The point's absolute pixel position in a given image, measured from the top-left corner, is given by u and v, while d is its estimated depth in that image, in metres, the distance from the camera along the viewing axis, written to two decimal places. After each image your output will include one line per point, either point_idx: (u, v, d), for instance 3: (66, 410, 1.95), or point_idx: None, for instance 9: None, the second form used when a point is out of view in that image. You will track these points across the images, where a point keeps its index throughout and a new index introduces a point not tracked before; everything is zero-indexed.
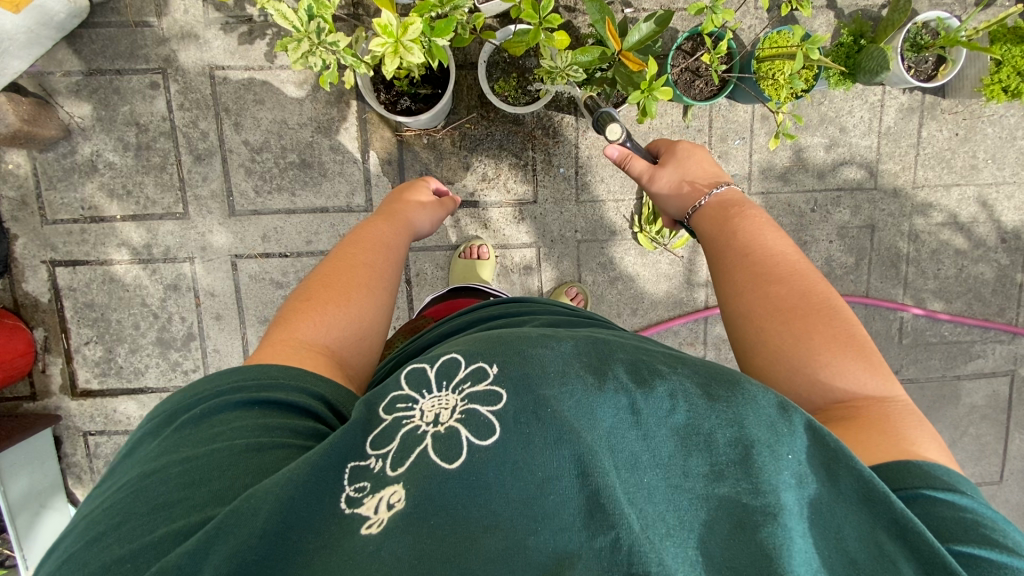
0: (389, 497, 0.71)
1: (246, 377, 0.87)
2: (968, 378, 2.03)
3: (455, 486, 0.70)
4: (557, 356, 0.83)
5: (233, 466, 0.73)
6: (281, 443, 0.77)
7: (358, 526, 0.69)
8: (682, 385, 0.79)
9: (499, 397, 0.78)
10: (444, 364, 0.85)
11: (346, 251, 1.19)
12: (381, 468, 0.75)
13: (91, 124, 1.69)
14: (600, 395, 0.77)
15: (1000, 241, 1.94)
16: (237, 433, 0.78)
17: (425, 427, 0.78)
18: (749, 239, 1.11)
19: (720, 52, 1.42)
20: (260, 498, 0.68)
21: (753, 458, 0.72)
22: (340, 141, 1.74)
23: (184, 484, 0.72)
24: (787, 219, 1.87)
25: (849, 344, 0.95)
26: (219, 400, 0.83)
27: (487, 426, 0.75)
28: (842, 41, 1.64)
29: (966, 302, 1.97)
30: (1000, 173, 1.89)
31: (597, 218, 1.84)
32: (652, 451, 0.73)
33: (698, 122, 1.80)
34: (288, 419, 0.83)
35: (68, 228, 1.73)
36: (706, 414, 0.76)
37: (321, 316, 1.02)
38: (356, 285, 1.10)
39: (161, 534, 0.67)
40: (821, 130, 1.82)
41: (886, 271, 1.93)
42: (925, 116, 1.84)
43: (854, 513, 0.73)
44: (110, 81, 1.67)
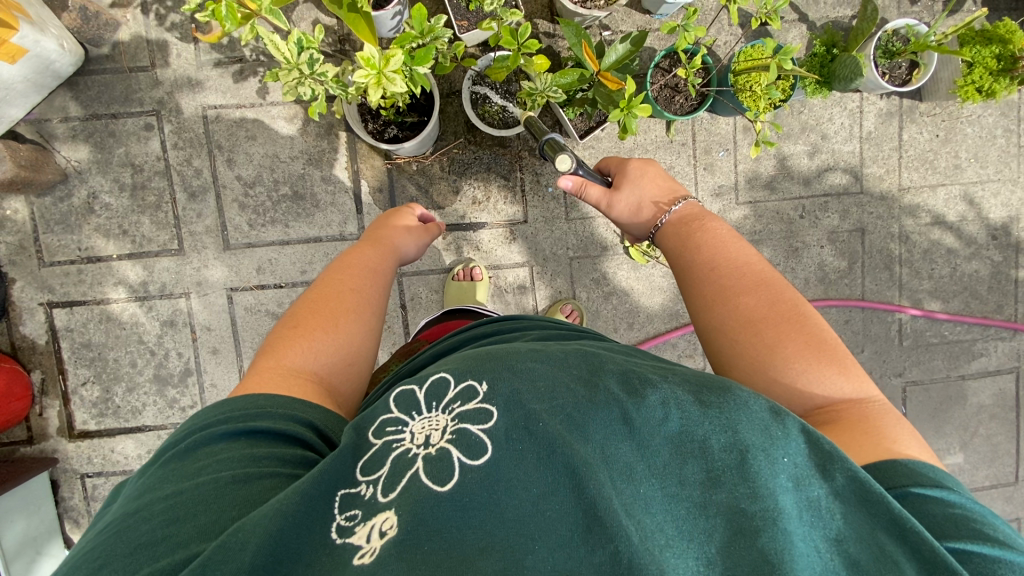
0: (381, 524, 0.69)
1: (233, 409, 0.86)
2: (973, 377, 2.00)
3: (448, 510, 0.68)
4: (546, 370, 0.83)
5: (219, 500, 0.72)
6: (268, 472, 0.76)
7: (349, 557, 0.67)
8: (673, 393, 0.78)
9: (489, 414, 0.77)
10: (433, 383, 0.84)
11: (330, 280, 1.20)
12: (371, 494, 0.73)
13: (88, 167, 1.72)
14: (592, 407, 0.76)
15: (990, 237, 1.95)
16: (222, 465, 0.77)
17: (415, 450, 0.76)
18: (714, 253, 1.12)
19: (695, 66, 1.44)
20: (249, 531, 0.66)
21: (748, 463, 0.71)
22: (331, 172, 1.77)
23: (168, 521, 0.70)
24: (776, 227, 1.88)
25: (820, 348, 0.94)
26: (204, 433, 0.82)
27: (476, 445, 0.74)
28: (815, 51, 1.67)
29: (963, 300, 1.97)
30: (983, 171, 1.92)
31: (587, 235, 1.86)
32: (647, 461, 0.72)
33: (681, 137, 1.83)
34: (274, 447, 0.82)
35: (65, 270, 1.76)
36: (698, 420, 0.75)
37: (309, 344, 1.02)
38: (341, 312, 1.11)
39: (147, 573, 0.65)
40: (803, 138, 1.86)
41: (880, 273, 1.93)
42: (904, 120, 1.87)
43: (852, 514, 0.72)
44: (106, 125, 1.71)
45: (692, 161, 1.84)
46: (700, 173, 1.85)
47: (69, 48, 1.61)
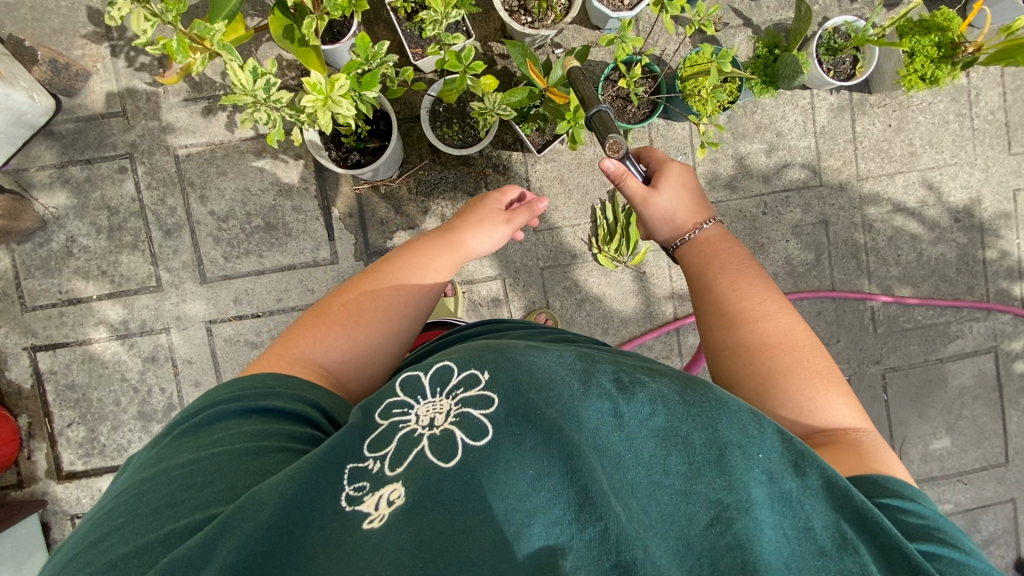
0: (389, 494, 0.73)
1: (245, 386, 0.89)
2: (951, 359, 2.01)
3: (451, 486, 0.71)
4: (541, 361, 0.84)
5: (233, 469, 0.75)
6: (280, 447, 0.79)
7: (359, 522, 0.70)
8: (662, 389, 0.79)
9: (490, 400, 0.80)
10: (439, 369, 0.88)
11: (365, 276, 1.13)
12: (380, 468, 0.76)
13: (66, 212, 1.78)
14: (584, 399, 0.77)
15: (953, 220, 1.98)
16: (236, 437, 0.80)
17: (420, 430, 0.79)
18: (732, 276, 1.12)
19: (636, 75, 1.49)
20: (264, 495, 0.69)
21: (728, 459, 0.72)
22: (301, 201, 1.82)
23: (187, 486, 0.73)
24: (740, 224, 1.92)
25: (829, 377, 0.96)
26: (217, 407, 0.85)
27: (477, 427, 0.77)
28: (758, 53, 1.73)
29: (933, 284, 1.99)
30: (939, 156, 1.96)
31: (556, 245, 1.89)
32: (634, 450, 0.73)
33: (640, 144, 1.88)
34: (285, 424, 0.84)
35: (47, 313, 1.80)
36: (682, 414, 0.76)
37: (325, 338, 1.01)
38: (374, 311, 1.07)
39: (167, 530, 0.68)
40: (759, 137, 1.90)
41: (847, 263, 1.96)
42: (856, 112, 1.92)
43: (824, 509, 0.72)
44: (82, 171, 1.77)
45: None
46: None
47: (40, 99, 1.67)
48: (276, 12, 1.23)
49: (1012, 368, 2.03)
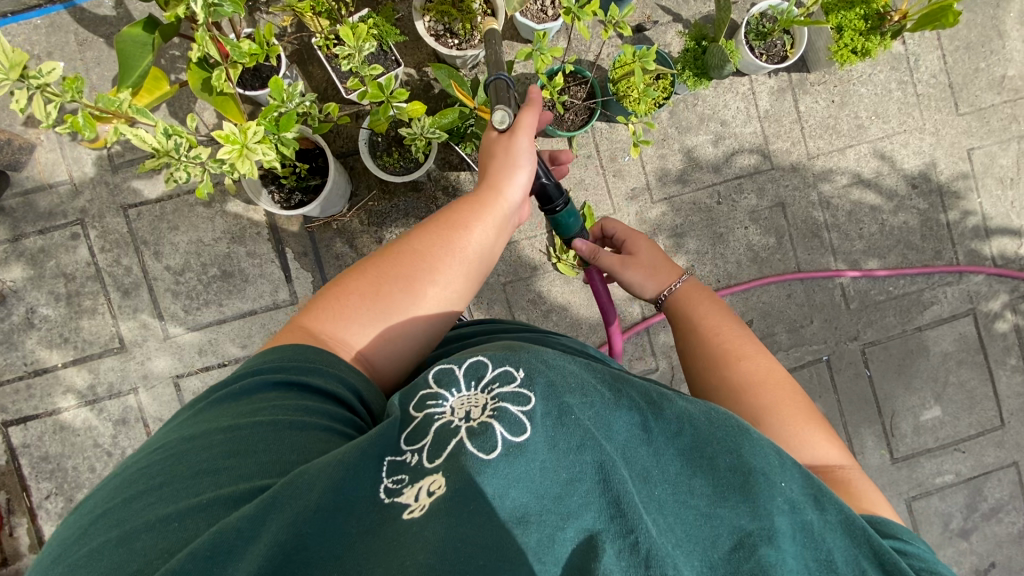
0: (429, 486, 0.68)
1: (281, 359, 0.87)
2: (930, 327, 1.98)
3: (495, 480, 0.66)
4: (575, 367, 0.82)
5: (275, 442, 0.73)
6: (319, 426, 0.78)
7: (398, 513, 0.66)
8: (689, 410, 0.79)
9: (528, 398, 0.73)
10: (471, 363, 0.82)
11: (473, 221, 1.08)
12: (418, 460, 0.72)
13: (23, 284, 1.79)
14: (617, 411, 0.76)
15: (911, 187, 1.96)
16: (276, 411, 0.78)
17: (457, 421, 0.74)
18: (719, 323, 1.12)
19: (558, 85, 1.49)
20: (315, 473, 0.67)
21: (752, 484, 0.71)
22: (256, 246, 1.82)
23: (228, 454, 0.71)
24: (696, 217, 1.91)
25: (816, 421, 0.96)
26: (255, 379, 0.84)
27: (516, 422, 0.70)
28: (686, 47, 1.72)
29: (899, 253, 1.97)
30: (887, 126, 1.95)
31: (515, 259, 1.89)
32: (662, 467, 0.72)
33: (586, 150, 1.88)
34: (322, 404, 0.83)
35: (15, 387, 1.80)
36: (708, 437, 0.75)
37: (350, 316, 0.97)
38: (399, 283, 1.00)
39: (209, 497, 0.65)
40: (703, 128, 1.90)
41: (810, 243, 1.94)
42: (797, 92, 1.92)
43: (833, 538, 0.72)
44: (35, 241, 1.78)
45: (601, 170, 1.89)
46: (611, 181, 1.89)
47: None
48: (193, 69, 1.24)
49: (993, 328, 1.99)
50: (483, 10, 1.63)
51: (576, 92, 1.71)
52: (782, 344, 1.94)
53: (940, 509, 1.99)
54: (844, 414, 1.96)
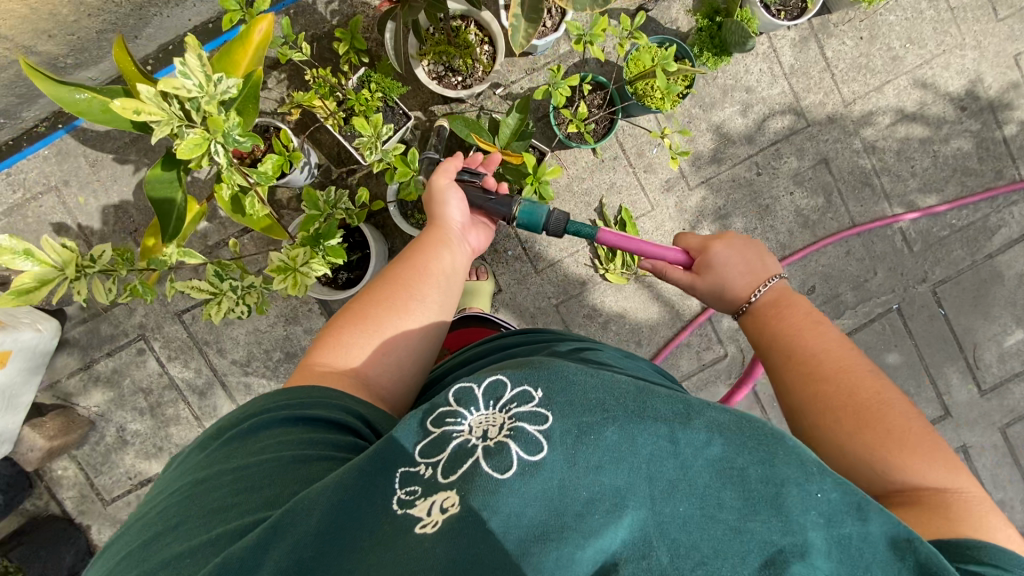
0: (442, 501, 0.67)
1: (289, 397, 0.89)
2: (1002, 251, 1.89)
3: (509, 501, 0.64)
4: (596, 380, 0.74)
5: (281, 475, 0.75)
6: (325, 456, 0.78)
7: (410, 526, 0.66)
8: (721, 416, 0.71)
9: (545, 417, 0.70)
10: (491, 382, 0.77)
11: (435, 247, 1.15)
12: (432, 474, 0.70)
13: (107, 406, 1.86)
14: (641, 421, 0.69)
15: (960, 110, 1.84)
16: (283, 446, 0.80)
17: (475, 440, 0.71)
18: (785, 333, 0.98)
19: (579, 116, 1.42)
20: (313, 498, 0.68)
21: (783, 497, 0.65)
22: (310, 322, 1.84)
23: (238, 490, 0.74)
24: (738, 194, 1.84)
25: (912, 440, 0.82)
26: (266, 417, 0.85)
27: (532, 440, 0.68)
28: (699, 26, 1.65)
29: (958, 182, 1.86)
30: (924, 50, 1.81)
31: (562, 278, 1.86)
32: (688, 479, 0.66)
33: (611, 152, 1.81)
34: (331, 435, 0.83)
35: (126, 500, 1.89)
36: (739, 446, 0.68)
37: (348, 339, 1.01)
38: (382, 304, 1.05)
39: (218, 532, 0.69)
40: (729, 100, 1.80)
41: (860, 193, 1.86)
42: (821, 38, 1.79)
43: (874, 551, 0.66)
44: (106, 364, 1.84)
45: (631, 170, 1.81)
46: (643, 178, 1.82)
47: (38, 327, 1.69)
48: (223, 195, 1.20)
49: None
50: (480, 39, 1.57)
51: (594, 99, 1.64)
52: (849, 303, 1.89)
53: None
54: (924, 359, 1.92)
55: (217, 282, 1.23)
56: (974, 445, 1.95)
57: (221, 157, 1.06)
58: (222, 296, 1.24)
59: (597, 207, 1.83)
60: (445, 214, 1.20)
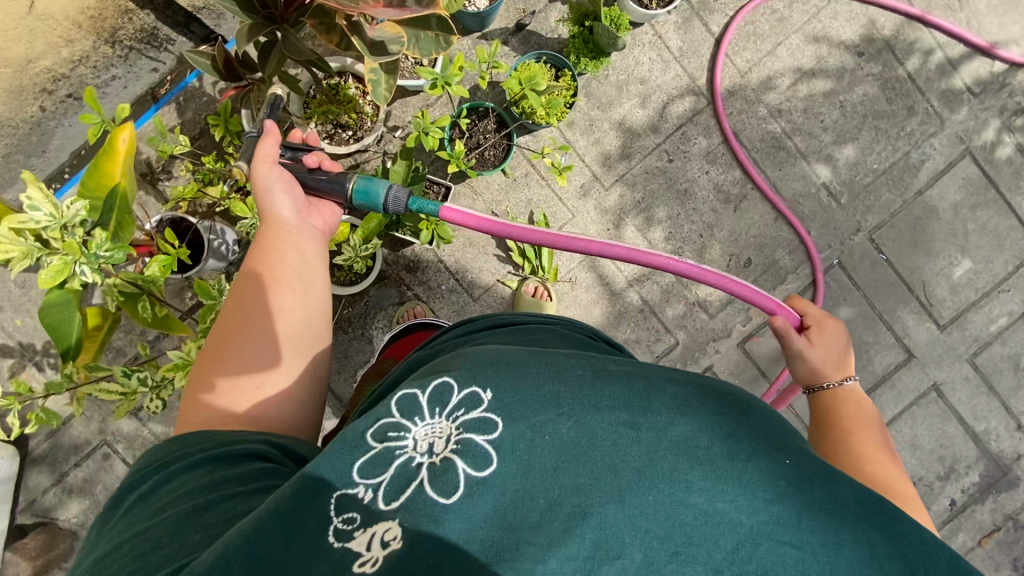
0: (382, 534, 0.63)
1: (192, 446, 0.78)
2: (929, 185, 1.89)
3: (456, 526, 0.62)
4: (535, 371, 0.75)
5: (182, 532, 0.64)
6: (228, 494, 0.68)
7: (347, 564, 0.61)
8: (665, 395, 0.73)
9: (487, 420, 0.69)
10: (437, 386, 0.75)
11: (273, 244, 1.02)
12: (370, 498, 0.66)
13: (85, 516, 1.86)
14: (573, 404, 0.70)
15: (857, 56, 1.84)
16: (178, 498, 0.69)
17: (419, 458, 0.69)
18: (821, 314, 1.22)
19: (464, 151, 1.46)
20: (228, 555, 0.59)
21: (737, 467, 0.65)
22: None
23: (139, 555, 0.63)
24: (656, 183, 1.83)
25: (870, 432, 0.96)
26: (179, 467, 0.74)
27: (481, 453, 0.67)
28: (572, 34, 1.63)
29: (871, 127, 1.86)
30: (808, 6, 1.82)
31: (500, 302, 1.87)
32: (629, 451, 0.66)
33: (521, 169, 1.80)
34: (240, 470, 0.73)
35: None
36: (691, 422, 0.69)
37: (210, 381, 0.89)
38: (233, 325, 0.94)
39: None
40: (626, 95, 1.80)
41: (778, 157, 1.85)
42: (705, 15, 1.80)
43: (819, 520, 0.63)
44: (78, 477, 1.86)
45: (544, 181, 1.81)
46: (558, 187, 1.82)
47: None
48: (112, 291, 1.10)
49: (994, 157, 1.90)
50: (360, 90, 1.59)
51: (484, 125, 1.64)
52: (789, 268, 1.87)
53: (1004, 354, 1.95)
54: (875, 306, 1.90)
55: (124, 383, 1.18)
56: (944, 381, 1.93)
57: (89, 276, 1.02)
58: (134, 395, 1.20)
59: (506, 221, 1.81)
60: (276, 208, 1.06)
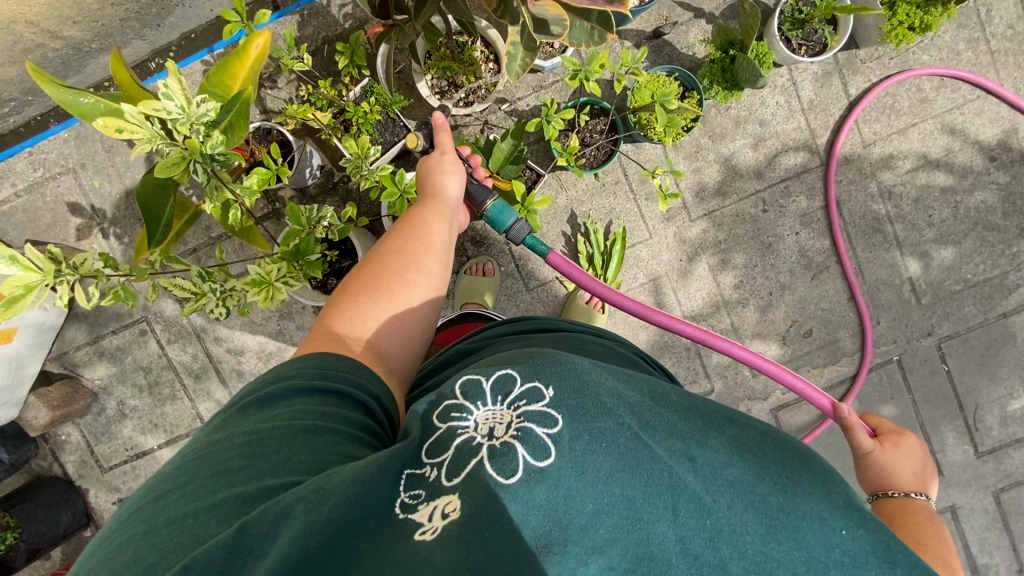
0: (444, 506, 0.63)
1: (313, 366, 0.85)
2: (1016, 311, 1.81)
3: (514, 506, 0.60)
4: (601, 379, 0.70)
5: (292, 446, 0.70)
6: (336, 428, 0.74)
7: (411, 532, 0.61)
8: (736, 436, 0.67)
9: (554, 419, 0.65)
10: (500, 376, 0.72)
11: (427, 215, 1.15)
12: (437, 476, 0.66)
13: (110, 380, 1.94)
14: (639, 421, 0.66)
15: (988, 160, 1.75)
16: (296, 415, 0.75)
17: (480, 439, 0.67)
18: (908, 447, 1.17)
19: (574, 149, 1.43)
20: (333, 487, 0.61)
21: (799, 528, 0.59)
22: (304, 319, 1.90)
23: (247, 454, 0.69)
24: (742, 229, 1.79)
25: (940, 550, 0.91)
26: (282, 386, 0.80)
27: (541, 445, 0.63)
28: (712, 58, 1.59)
29: (977, 236, 1.78)
30: (956, 95, 1.73)
31: (553, 299, 1.86)
32: (692, 482, 0.61)
33: (613, 176, 1.76)
34: (346, 409, 0.79)
35: (122, 469, 1.97)
36: (760, 470, 0.63)
37: (355, 318, 0.99)
38: (385, 276, 1.05)
39: (224, 495, 0.64)
40: (741, 132, 1.74)
41: (871, 239, 1.79)
42: (846, 74, 1.73)
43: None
44: (112, 343, 1.92)
45: (631, 196, 1.77)
46: (644, 204, 1.78)
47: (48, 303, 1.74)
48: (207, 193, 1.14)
49: None
50: (485, 56, 1.57)
51: (596, 124, 1.61)
52: (846, 350, 1.82)
53: None
54: (920, 414, 1.84)
55: (199, 282, 1.25)
56: (962, 506, 1.87)
57: (201, 175, 1.09)
58: (204, 296, 1.28)
59: (584, 225, 1.78)
60: (435, 189, 1.20)
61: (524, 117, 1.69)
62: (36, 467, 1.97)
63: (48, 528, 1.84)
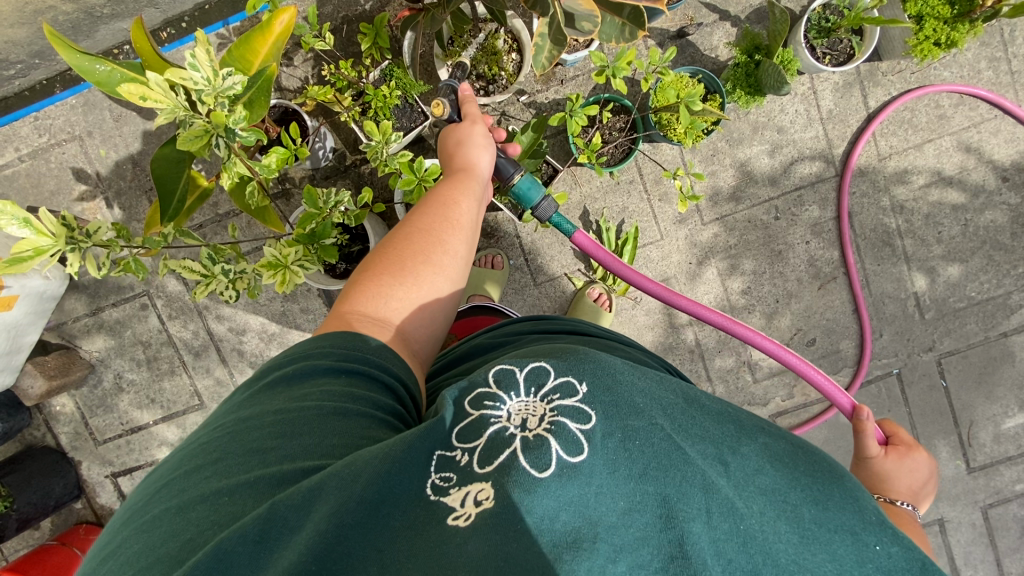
0: (476, 493, 0.61)
1: (337, 345, 0.83)
2: (1017, 332, 1.83)
3: (544, 502, 0.58)
4: (643, 382, 0.69)
5: (321, 427, 0.69)
6: (364, 412, 0.72)
7: (442, 516, 0.60)
8: (767, 444, 0.67)
9: (589, 415, 0.64)
10: (534, 368, 0.71)
11: (458, 194, 1.10)
12: (467, 461, 0.64)
13: (108, 353, 1.91)
14: (683, 427, 0.65)
15: (1001, 180, 1.76)
16: (324, 395, 0.73)
17: (514, 429, 0.65)
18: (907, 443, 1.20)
19: (597, 145, 1.40)
20: (361, 465, 0.61)
21: (826, 539, 0.60)
22: (309, 301, 1.89)
23: (276, 434, 0.68)
24: (753, 235, 1.79)
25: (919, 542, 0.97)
26: (308, 364, 0.79)
27: (574, 440, 0.62)
28: (736, 62, 1.59)
29: (985, 255, 1.79)
30: (974, 113, 1.73)
31: (560, 295, 1.86)
32: (731, 487, 0.60)
33: (628, 175, 1.75)
34: (373, 393, 0.77)
35: (116, 443, 1.95)
36: (791, 481, 0.63)
37: (378, 298, 0.96)
38: (412, 254, 1.01)
39: (255, 475, 0.62)
40: (758, 138, 1.74)
41: (880, 252, 1.80)
42: (867, 86, 1.73)
43: None
44: (112, 315, 1.90)
45: (645, 195, 1.76)
46: (657, 204, 1.77)
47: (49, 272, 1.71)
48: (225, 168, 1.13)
49: None
50: (509, 46, 1.53)
51: (615, 122, 1.61)
52: (848, 360, 1.84)
53: (1018, 515, 1.90)
54: (917, 428, 1.86)
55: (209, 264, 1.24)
56: (950, 520, 1.89)
57: (223, 150, 1.09)
58: (213, 279, 1.27)
59: (596, 222, 1.77)
60: (463, 166, 1.17)
61: (542, 109, 1.67)
62: (28, 436, 1.94)
63: (39, 499, 1.82)
